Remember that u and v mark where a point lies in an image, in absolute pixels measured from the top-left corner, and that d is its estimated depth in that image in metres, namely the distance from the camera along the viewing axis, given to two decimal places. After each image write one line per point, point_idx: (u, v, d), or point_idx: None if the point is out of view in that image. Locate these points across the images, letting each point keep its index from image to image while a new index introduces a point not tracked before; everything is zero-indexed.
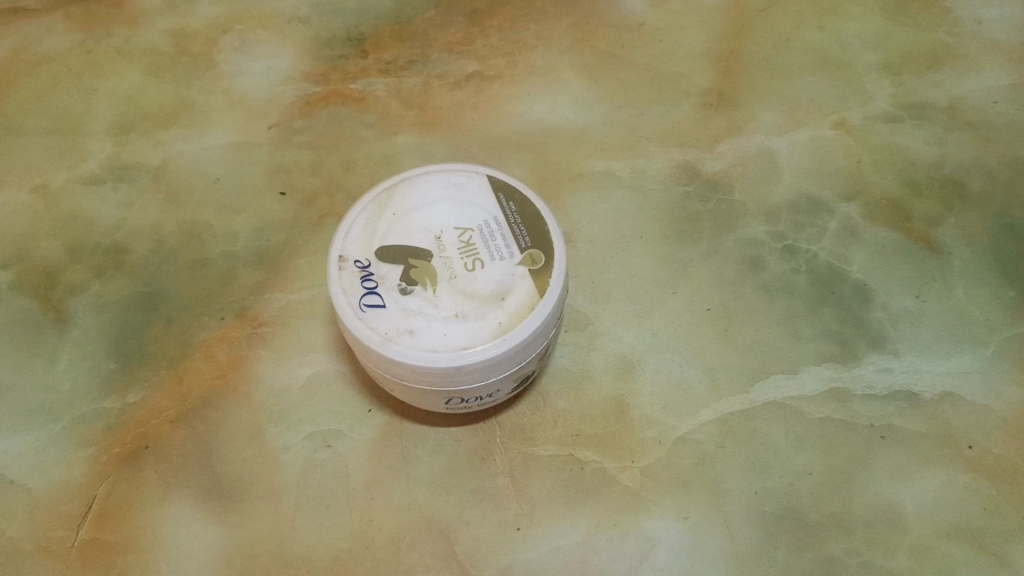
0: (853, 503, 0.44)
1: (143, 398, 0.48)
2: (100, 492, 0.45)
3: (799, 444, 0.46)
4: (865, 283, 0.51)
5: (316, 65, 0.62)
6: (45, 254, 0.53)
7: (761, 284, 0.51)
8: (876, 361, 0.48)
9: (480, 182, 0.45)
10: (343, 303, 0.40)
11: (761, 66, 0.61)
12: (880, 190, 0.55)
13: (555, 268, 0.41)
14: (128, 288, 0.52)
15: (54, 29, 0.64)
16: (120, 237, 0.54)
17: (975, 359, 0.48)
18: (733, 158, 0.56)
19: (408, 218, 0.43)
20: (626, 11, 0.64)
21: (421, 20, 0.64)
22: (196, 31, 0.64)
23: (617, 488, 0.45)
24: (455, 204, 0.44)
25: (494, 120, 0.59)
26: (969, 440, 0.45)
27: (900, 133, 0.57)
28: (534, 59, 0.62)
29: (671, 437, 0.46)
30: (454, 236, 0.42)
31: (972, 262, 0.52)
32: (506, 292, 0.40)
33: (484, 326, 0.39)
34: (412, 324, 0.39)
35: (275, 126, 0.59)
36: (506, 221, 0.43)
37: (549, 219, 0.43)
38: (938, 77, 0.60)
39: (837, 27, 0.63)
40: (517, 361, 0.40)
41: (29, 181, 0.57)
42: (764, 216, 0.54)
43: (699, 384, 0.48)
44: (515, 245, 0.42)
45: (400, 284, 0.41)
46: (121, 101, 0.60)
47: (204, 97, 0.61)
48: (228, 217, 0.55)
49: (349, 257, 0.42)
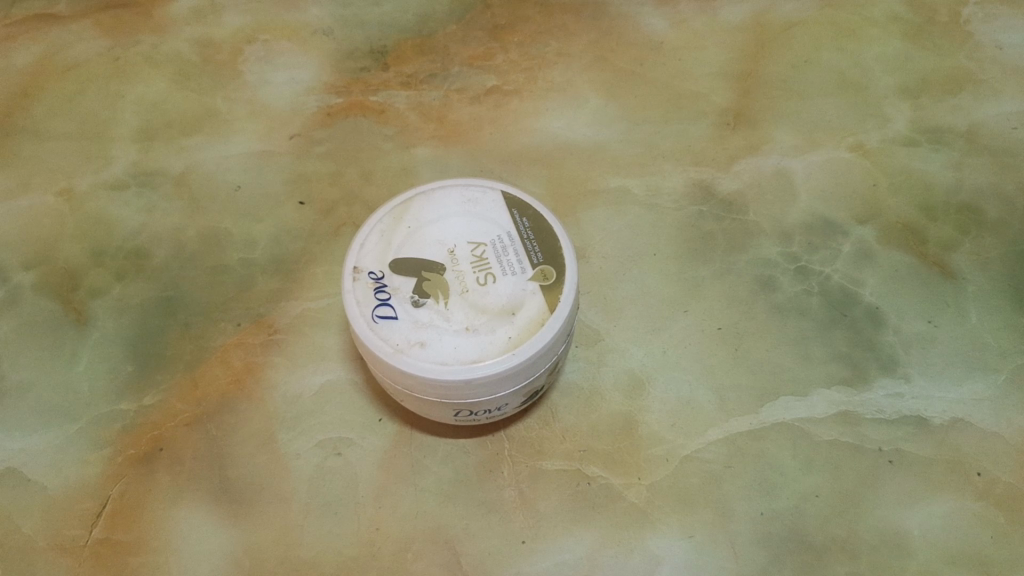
0: (859, 526, 0.44)
1: (159, 401, 0.49)
2: (114, 492, 0.46)
3: (807, 467, 0.46)
4: (877, 306, 0.51)
5: (338, 77, 0.63)
6: (68, 256, 0.54)
7: (773, 304, 0.51)
8: (886, 386, 0.48)
9: (494, 198, 0.45)
10: (355, 313, 0.41)
11: (779, 86, 0.61)
12: (895, 213, 0.55)
13: (566, 284, 0.42)
14: (147, 293, 0.53)
15: (84, 36, 0.65)
16: (141, 241, 0.55)
17: (986, 386, 0.48)
18: (748, 178, 0.57)
19: (422, 231, 0.44)
20: (647, 30, 0.65)
21: (443, 34, 0.65)
22: (222, 41, 0.65)
23: (623, 504, 0.45)
24: (470, 219, 0.44)
25: (511, 134, 0.60)
26: (979, 467, 0.45)
27: (918, 157, 0.57)
28: (554, 75, 0.63)
29: (678, 455, 0.46)
30: (467, 251, 0.43)
31: (987, 288, 0.52)
32: (517, 307, 0.41)
33: (494, 339, 0.40)
34: (423, 336, 0.40)
35: (296, 136, 0.60)
36: (519, 236, 0.43)
37: (561, 235, 0.44)
38: (957, 102, 0.60)
39: (857, 49, 0.63)
40: (526, 375, 0.41)
41: (55, 184, 0.58)
42: (778, 236, 0.54)
43: (708, 403, 0.48)
44: (526, 260, 0.42)
45: (412, 296, 0.41)
46: (146, 108, 0.62)
47: (228, 106, 0.61)
48: (248, 225, 0.56)
49: (363, 268, 0.43)
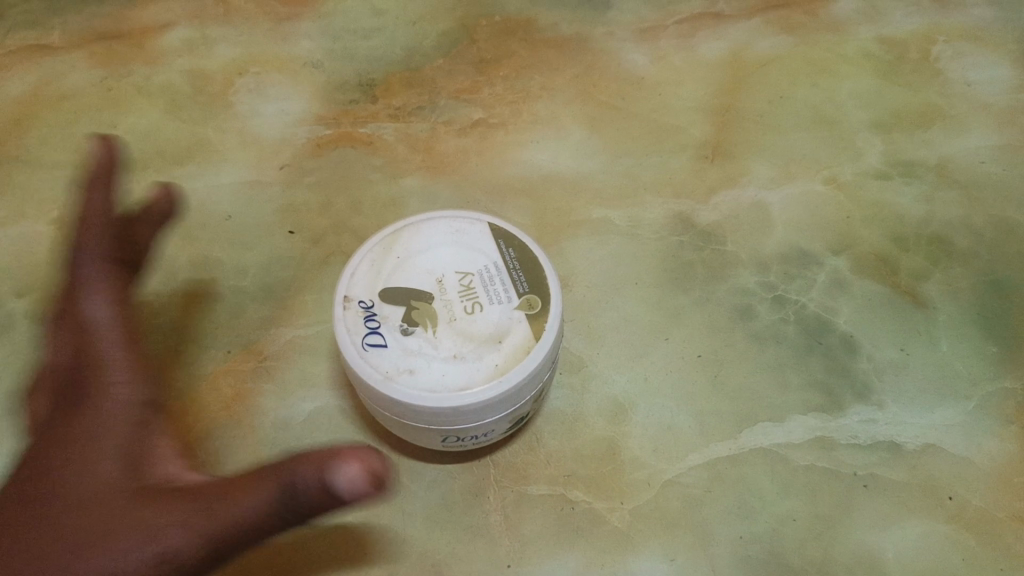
0: (835, 550, 0.45)
1: (150, 427, 0.50)
2: None
3: (785, 490, 0.47)
4: (852, 335, 0.53)
5: (328, 109, 0.64)
6: (60, 284, 0.55)
7: (751, 332, 0.53)
8: (861, 412, 0.50)
9: (481, 229, 0.47)
10: (346, 341, 0.42)
11: (757, 121, 0.63)
12: (868, 244, 0.57)
13: (551, 313, 0.43)
14: (138, 320, 0.54)
15: (76, 66, 0.66)
16: (133, 269, 0.56)
17: (956, 412, 0.50)
18: (726, 210, 0.58)
19: (411, 261, 0.45)
20: (628, 65, 0.67)
21: (430, 68, 0.67)
22: (213, 72, 0.66)
23: (606, 528, 0.46)
24: (457, 249, 0.46)
25: (496, 166, 0.61)
26: (950, 491, 0.47)
27: (890, 190, 0.59)
28: (538, 109, 0.64)
29: (660, 479, 0.48)
30: (455, 280, 0.44)
31: (957, 317, 0.53)
32: (504, 334, 0.42)
33: (481, 366, 0.41)
34: (412, 363, 0.41)
35: (286, 167, 0.61)
36: (505, 266, 0.45)
37: (546, 266, 0.45)
38: (927, 136, 0.62)
39: (831, 85, 0.65)
40: (512, 402, 0.42)
41: (48, 213, 0.59)
42: (755, 266, 0.56)
43: (688, 429, 0.49)
44: (513, 290, 0.44)
45: (401, 324, 0.42)
46: (138, 138, 0.63)
47: (219, 137, 0.63)
48: (238, 253, 0.57)
49: (353, 297, 0.44)
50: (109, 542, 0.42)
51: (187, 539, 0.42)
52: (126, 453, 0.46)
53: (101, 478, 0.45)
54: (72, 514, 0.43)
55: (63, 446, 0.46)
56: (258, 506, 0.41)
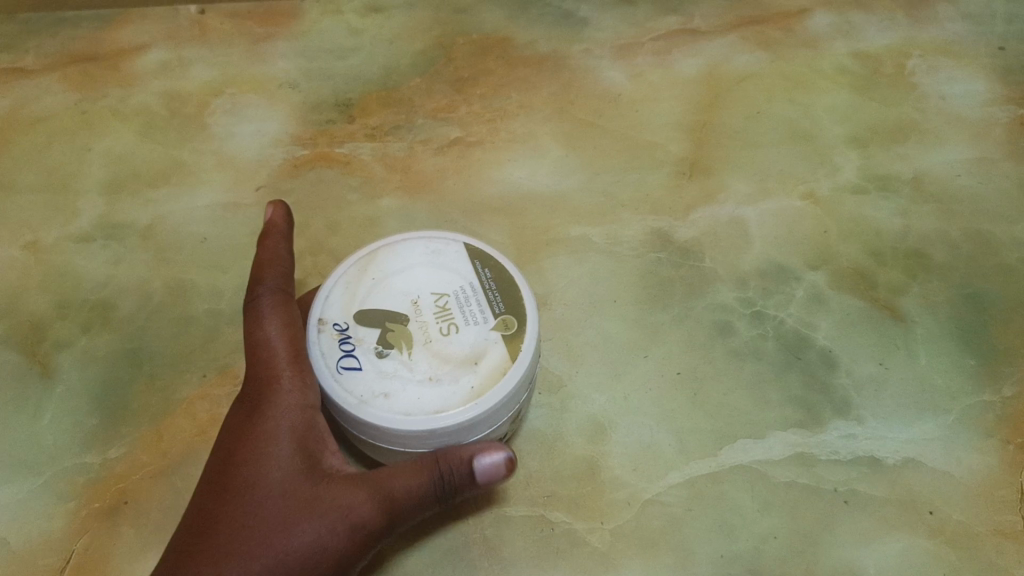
0: (817, 567, 0.45)
1: (124, 453, 0.49)
2: (77, 546, 0.46)
3: (765, 508, 0.47)
4: (830, 350, 0.53)
5: (304, 129, 0.64)
6: (33, 309, 0.55)
7: (730, 349, 0.53)
8: (840, 427, 0.50)
9: (458, 249, 0.47)
10: (320, 364, 0.42)
11: (734, 136, 0.63)
12: (846, 259, 0.57)
13: (527, 334, 0.43)
14: (112, 344, 0.53)
15: (51, 89, 0.66)
16: (107, 293, 0.56)
17: (936, 426, 0.50)
18: (704, 226, 0.58)
19: (386, 282, 0.45)
20: (605, 83, 0.67)
21: (407, 87, 0.66)
22: (189, 94, 0.66)
23: (587, 549, 0.46)
24: (433, 269, 0.45)
25: (473, 184, 0.61)
26: (931, 506, 0.47)
27: (867, 205, 0.60)
28: (516, 127, 0.64)
29: (640, 499, 0.47)
30: (430, 301, 0.44)
31: (935, 330, 0.53)
32: (480, 356, 0.42)
33: (457, 389, 0.41)
34: (387, 387, 0.41)
35: (263, 188, 0.61)
36: (481, 286, 0.45)
37: (522, 286, 0.45)
38: (903, 150, 0.63)
39: (808, 101, 0.66)
40: (489, 424, 0.41)
41: (21, 237, 0.58)
42: (733, 283, 0.56)
43: (668, 447, 0.49)
44: (488, 310, 0.44)
45: (376, 347, 0.42)
46: (114, 160, 0.62)
47: (195, 158, 0.62)
48: (214, 276, 0.56)
49: (328, 320, 0.44)
50: (289, 536, 0.37)
51: (381, 508, 0.39)
52: (317, 455, 0.40)
53: (285, 482, 0.39)
54: (222, 527, 0.38)
55: (255, 455, 0.39)
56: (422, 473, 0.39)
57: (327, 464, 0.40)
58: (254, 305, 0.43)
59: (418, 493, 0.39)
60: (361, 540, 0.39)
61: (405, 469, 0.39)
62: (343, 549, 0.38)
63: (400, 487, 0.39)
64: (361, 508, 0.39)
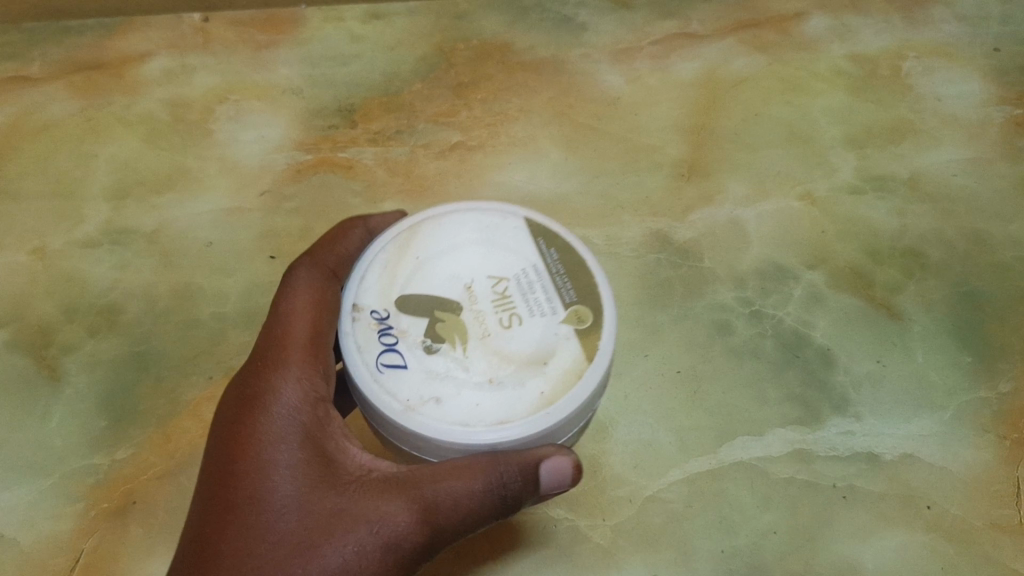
0: (816, 561, 0.46)
1: (132, 454, 0.50)
2: (86, 546, 0.47)
3: (765, 504, 0.47)
4: (828, 348, 0.53)
5: (307, 135, 0.65)
6: (41, 314, 0.55)
7: (729, 348, 0.53)
8: (839, 424, 0.50)
9: (516, 224, 0.43)
10: (358, 361, 0.39)
11: (732, 139, 0.64)
12: (843, 259, 0.57)
13: (604, 331, 0.39)
14: (119, 347, 0.54)
15: (56, 97, 0.67)
16: (114, 297, 0.56)
17: (933, 422, 0.50)
18: (703, 227, 0.59)
19: (431, 263, 0.41)
20: (604, 86, 0.68)
21: (408, 92, 0.67)
22: (193, 100, 0.67)
23: (589, 546, 0.47)
24: (488, 248, 0.42)
25: (474, 188, 0.62)
26: (928, 500, 0.48)
27: (863, 205, 0.60)
28: (516, 130, 0.65)
29: (641, 496, 0.48)
30: (487, 287, 0.40)
31: (931, 328, 0.54)
32: (548, 356, 0.38)
33: (523, 395, 0.37)
34: (437, 391, 0.38)
35: (267, 193, 0.61)
36: (546, 270, 0.41)
37: (596, 272, 0.41)
38: (899, 151, 0.63)
39: (804, 103, 0.66)
40: (556, 437, 0.38)
41: (29, 244, 0.59)
42: (732, 282, 0.56)
43: (668, 444, 0.50)
44: (558, 300, 0.40)
45: (424, 342, 0.39)
46: (119, 167, 0.63)
47: (200, 164, 0.63)
48: (219, 280, 0.57)
49: (364, 307, 0.40)
50: (312, 559, 0.35)
51: (418, 520, 0.36)
52: (336, 462, 0.38)
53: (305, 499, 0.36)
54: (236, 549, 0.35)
55: (262, 466, 0.37)
56: (471, 482, 0.36)
57: (351, 471, 0.38)
58: (288, 279, 0.42)
59: (461, 500, 0.36)
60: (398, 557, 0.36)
61: (446, 470, 0.36)
62: (376, 568, 0.36)
63: (442, 493, 0.36)
64: (394, 522, 0.36)
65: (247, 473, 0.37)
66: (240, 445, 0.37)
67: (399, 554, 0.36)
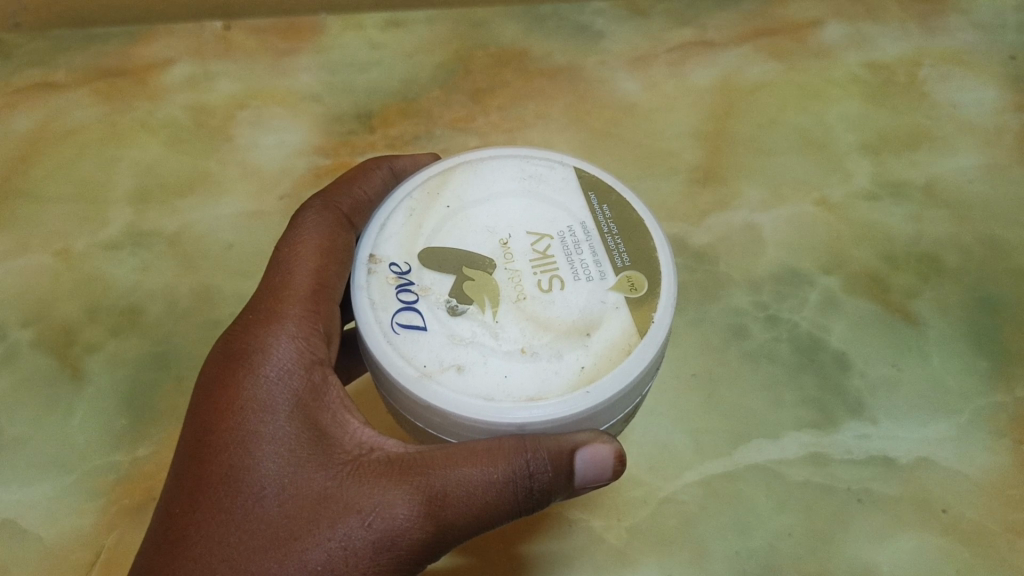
0: (831, 563, 0.46)
1: (153, 452, 0.50)
2: (107, 541, 0.47)
3: (780, 506, 0.48)
4: (844, 352, 0.53)
5: (327, 140, 0.65)
6: (65, 314, 0.56)
7: (745, 351, 0.54)
8: (854, 428, 0.50)
9: (563, 175, 0.44)
10: (372, 318, 0.38)
11: (748, 145, 0.64)
12: (859, 263, 0.58)
13: (659, 304, 0.39)
14: (141, 347, 0.55)
15: (81, 103, 0.68)
16: (136, 298, 0.57)
17: (949, 426, 0.50)
18: (719, 232, 0.59)
19: (462, 215, 0.42)
20: (620, 93, 0.68)
21: (426, 99, 0.68)
22: (215, 106, 0.67)
23: (604, 546, 0.47)
24: (532, 201, 0.42)
25: None
26: (944, 504, 0.48)
27: (879, 210, 0.60)
28: (532, 136, 0.66)
29: (656, 497, 0.48)
30: (526, 243, 0.41)
31: (947, 333, 0.54)
32: (592, 327, 0.38)
33: (559, 369, 0.37)
34: (460, 358, 0.37)
35: (286, 197, 0.62)
36: (596, 228, 0.41)
37: (658, 239, 0.41)
38: (916, 157, 0.63)
39: (821, 109, 0.66)
40: (596, 423, 0.37)
41: (53, 246, 0.60)
42: (748, 286, 0.57)
43: (684, 447, 0.50)
44: (610, 265, 0.40)
45: (449, 302, 0.39)
46: (142, 171, 0.64)
47: (221, 169, 0.64)
48: (239, 281, 0.58)
49: (383, 258, 0.40)
50: (298, 547, 0.34)
51: (420, 514, 0.35)
52: (332, 439, 0.37)
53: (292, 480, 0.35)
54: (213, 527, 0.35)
55: (247, 437, 0.36)
56: (485, 469, 0.35)
57: (349, 450, 0.37)
58: (297, 218, 0.44)
59: (473, 489, 0.35)
60: (395, 551, 0.35)
61: (463, 454, 0.35)
62: (370, 562, 0.35)
63: (451, 483, 0.35)
64: (391, 513, 0.35)
65: (234, 445, 0.36)
66: (228, 416, 0.37)
67: (396, 547, 0.35)
